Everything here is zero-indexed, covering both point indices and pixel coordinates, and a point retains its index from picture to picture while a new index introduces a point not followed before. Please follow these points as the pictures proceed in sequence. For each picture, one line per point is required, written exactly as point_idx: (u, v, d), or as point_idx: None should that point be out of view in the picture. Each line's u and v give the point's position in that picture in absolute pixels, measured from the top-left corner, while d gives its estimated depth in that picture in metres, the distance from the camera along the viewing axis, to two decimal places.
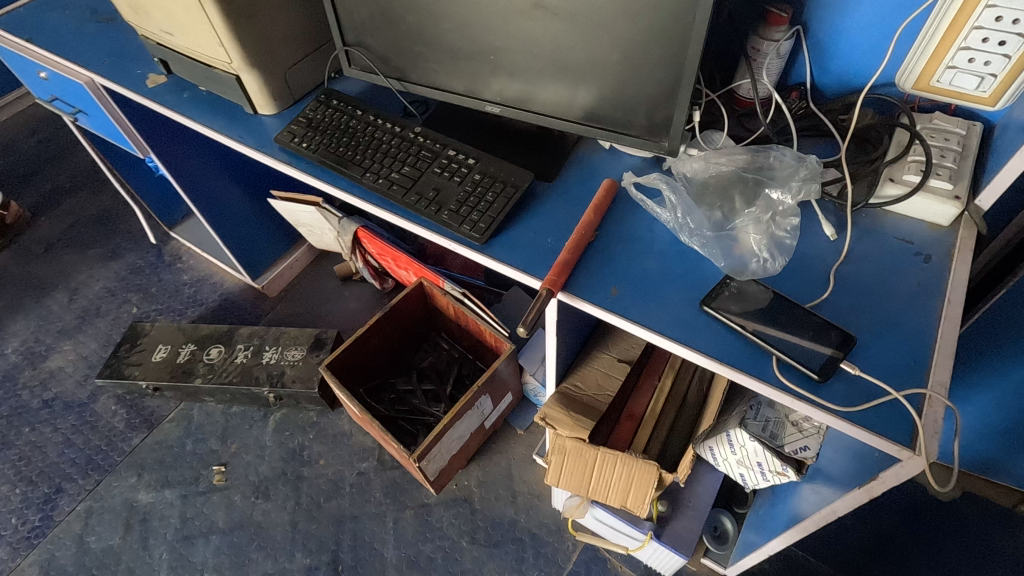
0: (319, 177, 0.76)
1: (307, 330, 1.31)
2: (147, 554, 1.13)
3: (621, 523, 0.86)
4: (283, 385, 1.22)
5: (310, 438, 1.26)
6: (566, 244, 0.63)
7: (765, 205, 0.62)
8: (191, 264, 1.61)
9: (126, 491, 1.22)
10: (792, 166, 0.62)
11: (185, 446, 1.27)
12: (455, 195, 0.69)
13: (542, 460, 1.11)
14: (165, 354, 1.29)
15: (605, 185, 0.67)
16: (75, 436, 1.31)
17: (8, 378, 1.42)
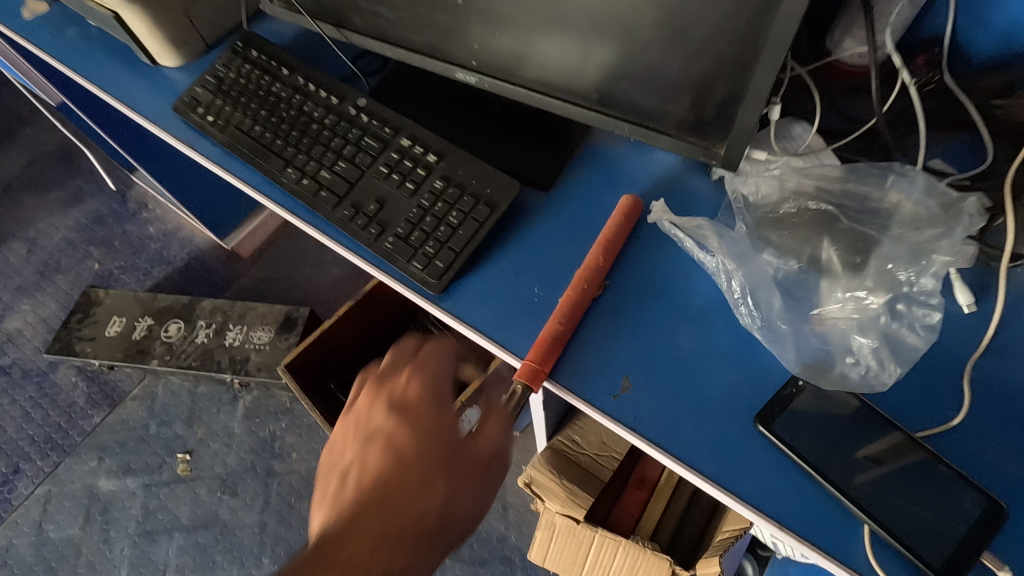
0: (228, 168, 0.55)
1: (276, 306, 1.14)
2: (107, 548, 1.06)
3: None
4: (248, 373, 1.08)
5: (282, 427, 1.13)
6: (559, 305, 0.43)
7: (885, 284, 0.38)
8: (158, 214, 1.42)
9: (86, 477, 1.12)
10: (917, 201, 0.39)
11: (148, 428, 1.16)
12: (404, 213, 0.48)
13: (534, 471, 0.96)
14: (120, 329, 1.14)
15: (621, 206, 0.45)
16: (33, 410, 1.20)
17: None
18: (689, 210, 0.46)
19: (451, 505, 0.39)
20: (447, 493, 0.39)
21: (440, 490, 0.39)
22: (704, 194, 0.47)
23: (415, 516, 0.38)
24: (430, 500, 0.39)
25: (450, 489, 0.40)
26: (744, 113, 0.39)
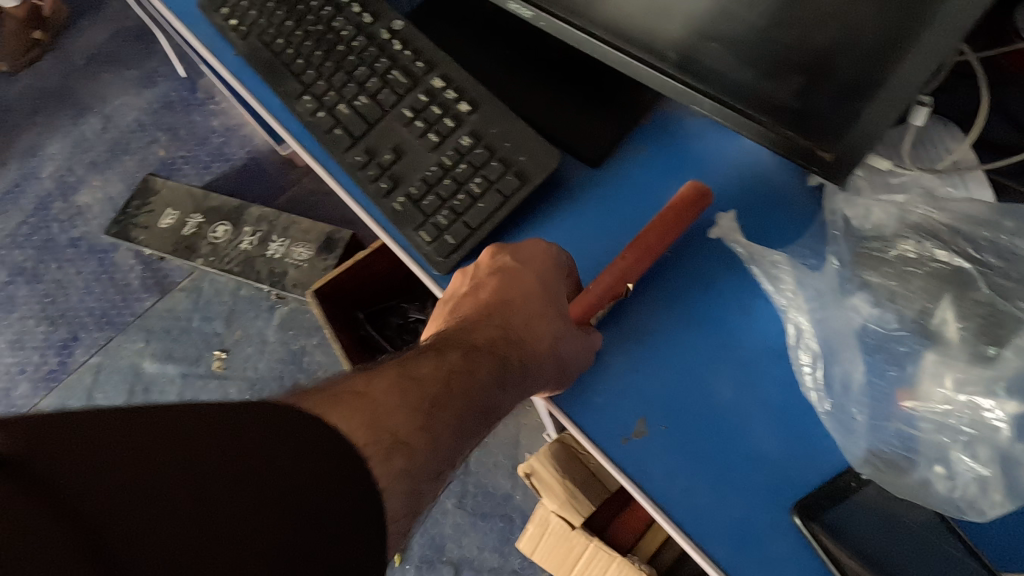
0: (245, 85, 0.48)
1: (320, 223, 1.11)
2: None
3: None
4: (284, 287, 1.07)
5: (313, 343, 1.15)
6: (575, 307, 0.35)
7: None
8: (224, 108, 1.41)
9: (134, 355, 1.19)
10: None
11: (192, 320, 1.20)
12: (421, 170, 0.40)
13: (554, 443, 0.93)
14: (172, 222, 1.16)
15: (681, 195, 0.35)
16: (93, 284, 1.27)
17: (42, 205, 1.38)
18: (771, 224, 0.36)
19: (562, 359, 0.33)
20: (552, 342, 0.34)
21: (550, 330, 0.33)
22: (791, 203, 0.37)
23: (527, 348, 0.33)
24: (544, 343, 0.33)
25: (561, 332, 0.34)
26: (867, 119, 0.29)
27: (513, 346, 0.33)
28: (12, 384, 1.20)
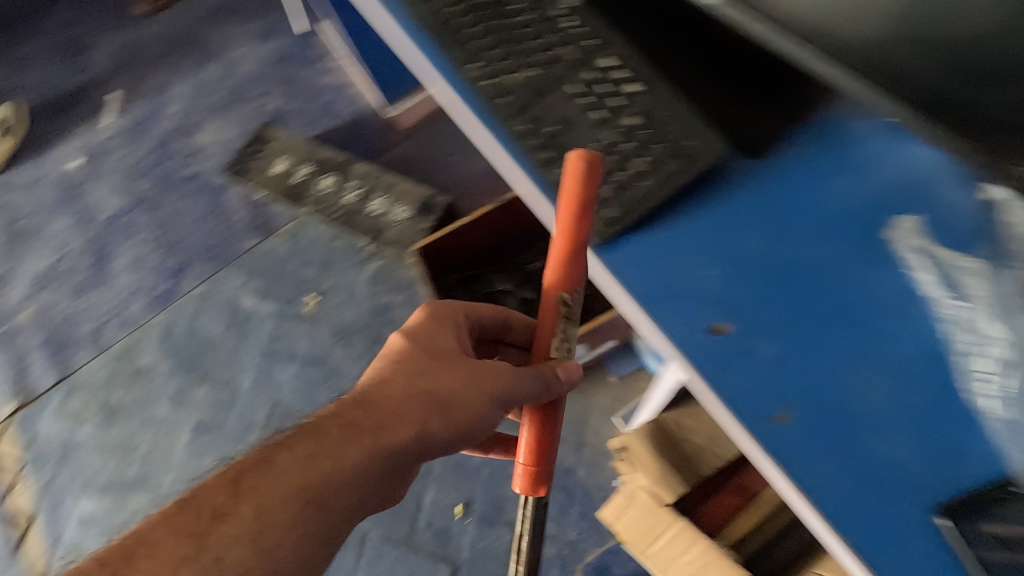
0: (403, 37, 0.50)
1: (421, 187, 1.16)
2: (239, 354, 1.22)
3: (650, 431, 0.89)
4: (382, 243, 1.12)
5: (399, 300, 1.21)
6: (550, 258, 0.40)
7: None
8: (333, 67, 1.48)
9: (235, 290, 1.28)
10: None
11: (290, 264, 1.28)
12: (583, 144, 0.42)
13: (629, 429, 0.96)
14: (283, 169, 1.24)
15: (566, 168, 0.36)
16: (203, 220, 1.37)
17: (163, 142, 1.49)
18: (943, 234, 0.38)
19: (413, 408, 0.45)
20: (431, 408, 0.45)
21: (393, 393, 0.45)
22: (945, 220, 0.38)
23: (377, 412, 0.44)
24: (389, 404, 0.45)
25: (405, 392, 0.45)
26: None
27: (370, 415, 0.44)
28: (126, 302, 1.33)
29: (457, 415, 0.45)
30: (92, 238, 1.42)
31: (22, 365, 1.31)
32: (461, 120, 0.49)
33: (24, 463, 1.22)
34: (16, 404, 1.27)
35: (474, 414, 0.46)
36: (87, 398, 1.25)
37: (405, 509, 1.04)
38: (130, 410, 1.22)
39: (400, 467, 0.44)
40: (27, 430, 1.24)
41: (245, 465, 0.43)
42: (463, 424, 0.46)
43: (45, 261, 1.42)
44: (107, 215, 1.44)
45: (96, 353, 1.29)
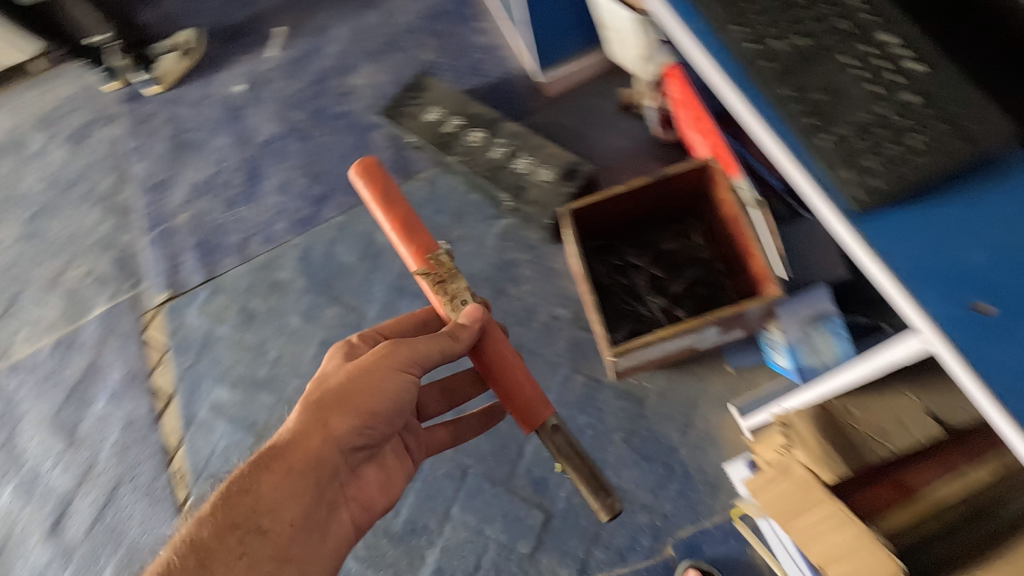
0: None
1: (566, 153, 1.20)
2: (369, 284, 1.31)
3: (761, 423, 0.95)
4: (523, 201, 1.16)
5: (525, 259, 1.25)
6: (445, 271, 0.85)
7: None
8: (487, 28, 1.52)
9: (371, 224, 1.37)
10: None
11: (425, 209, 1.35)
12: (854, 115, 0.50)
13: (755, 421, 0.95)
14: (434, 118, 1.29)
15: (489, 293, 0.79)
16: (349, 155, 1.46)
17: (319, 79, 1.59)
18: None
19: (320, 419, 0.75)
20: (329, 412, 0.74)
21: (303, 419, 0.75)
22: None
23: (299, 431, 0.74)
24: (306, 423, 0.75)
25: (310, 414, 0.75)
26: None
27: (296, 432, 0.74)
28: (272, 220, 1.44)
29: (351, 401, 0.75)
30: (247, 158, 1.54)
31: (176, 262, 1.45)
32: (714, 84, 0.53)
33: (170, 347, 1.35)
34: (168, 295, 1.41)
35: (359, 398, 0.75)
36: (228, 300, 1.37)
37: (508, 454, 1.11)
38: (266, 317, 1.33)
39: (322, 449, 0.74)
40: (175, 319, 1.38)
41: (226, 495, 0.71)
42: (354, 404, 0.75)
43: (204, 172, 1.56)
44: (262, 138, 1.56)
45: (241, 262, 1.41)
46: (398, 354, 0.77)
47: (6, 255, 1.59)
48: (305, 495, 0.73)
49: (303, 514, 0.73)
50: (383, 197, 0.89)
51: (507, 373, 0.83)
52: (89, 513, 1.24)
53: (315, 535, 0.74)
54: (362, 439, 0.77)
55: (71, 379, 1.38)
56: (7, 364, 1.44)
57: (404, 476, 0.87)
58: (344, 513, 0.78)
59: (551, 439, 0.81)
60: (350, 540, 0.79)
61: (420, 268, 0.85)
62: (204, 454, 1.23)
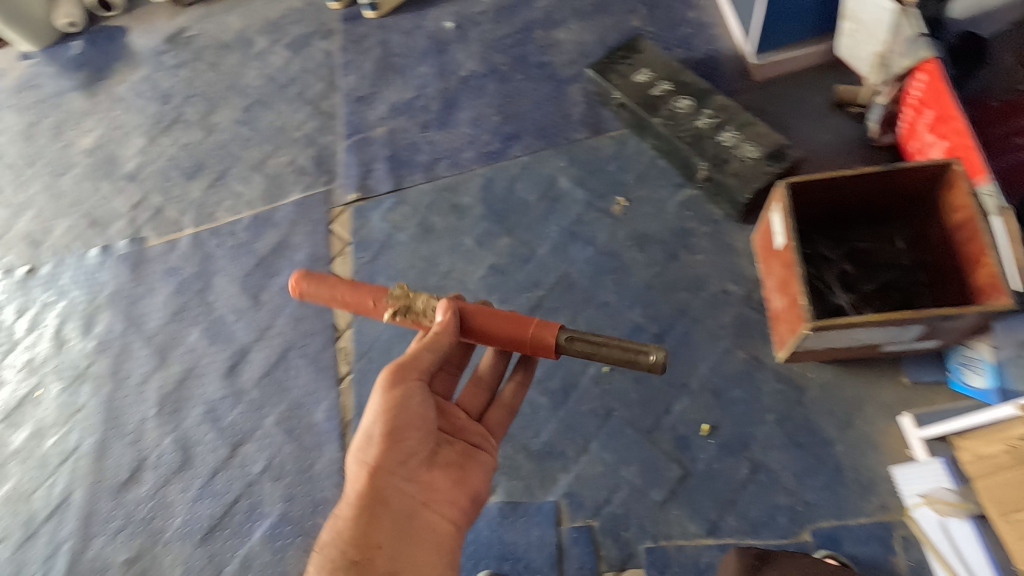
0: None
1: (775, 136, 1.20)
2: (544, 224, 1.38)
3: (976, 424, 0.91)
4: (722, 172, 1.18)
5: (703, 231, 1.27)
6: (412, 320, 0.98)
7: None
8: (702, 6, 1.54)
9: (554, 170, 1.44)
10: None
11: (610, 165, 1.40)
12: None
13: (944, 428, 0.95)
14: (644, 79, 1.33)
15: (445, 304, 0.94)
16: (544, 103, 1.53)
17: (526, 28, 1.67)
18: None
19: (358, 460, 0.89)
20: (362, 455, 0.89)
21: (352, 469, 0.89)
22: None
23: (354, 477, 0.89)
24: (353, 471, 0.89)
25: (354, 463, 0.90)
26: None
27: (352, 481, 0.89)
28: (461, 149, 1.54)
29: (374, 436, 0.88)
30: (446, 89, 1.65)
31: (368, 169, 1.59)
32: None
33: (352, 242, 1.49)
34: (357, 196, 1.55)
35: (378, 427, 0.88)
36: (410, 212, 1.49)
37: (655, 407, 1.15)
38: (443, 233, 1.44)
39: (375, 482, 0.88)
40: (360, 219, 1.52)
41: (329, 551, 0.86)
42: (376, 433, 0.88)
43: (404, 95, 1.68)
44: (461, 73, 1.66)
45: (427, 181, 1.52)
46: (391, 375, 0.89)
47: (222, 136, 1.80)
48: (378, 521, 0.87)
49: (386, 536, 0.86)
50: (319, 295, 0.99)
51: (502, 329, 0.92)
52: (261, 366, 1.40)
53: (408, 546, 0.87)
54: (403, 457, 0.89)
55: (261, 251, 1.55)
56: (209, 227, 1.64)
57: (476, 468, 0.97)
58: (432, 518, 0.90)
59: (573, 350, 0.87)
60: (447, 536, 0.91)
61: (387, 313, 0.96)
62: (368, 340, 1.36)
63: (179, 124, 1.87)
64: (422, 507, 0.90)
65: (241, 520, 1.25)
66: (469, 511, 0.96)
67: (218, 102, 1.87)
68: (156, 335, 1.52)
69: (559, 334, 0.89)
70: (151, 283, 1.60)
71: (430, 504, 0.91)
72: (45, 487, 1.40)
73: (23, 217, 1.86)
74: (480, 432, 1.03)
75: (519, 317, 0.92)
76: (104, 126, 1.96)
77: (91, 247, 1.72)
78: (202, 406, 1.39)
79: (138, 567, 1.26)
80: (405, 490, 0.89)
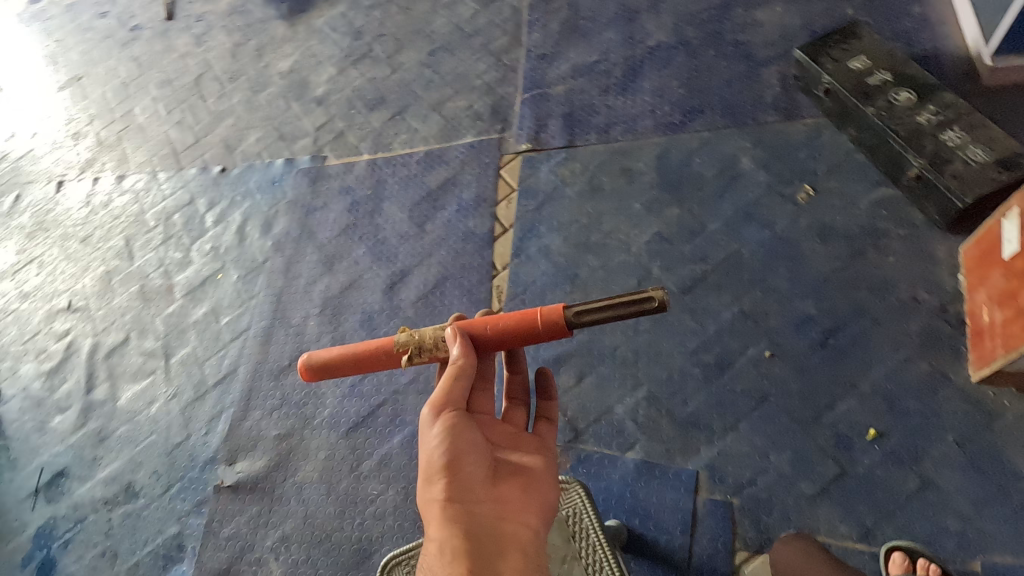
0: None
1: (1008, 142, 1.11)
2: (719, 201, 1.36)
3: None
4: (940, 171, 1.11)
5: (897, 234, 1.21)
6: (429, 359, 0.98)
7: None
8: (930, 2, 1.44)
9: (737, 148, 1.40)
10: None
11: (799, 152, 1.35)
12: None
13: None
14: (860, 66, 1.28)
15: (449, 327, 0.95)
16: (734, 82, 1.50)
17: (724, 6, 1.64)
18: None
19: (426, 498, 0.86)
20: (426, 492, 0.86)
21: (424, 511, 0.86)
22: None
23: (427, 516, 0.85)
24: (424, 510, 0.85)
25: (423, 503, 0.86)
26: None
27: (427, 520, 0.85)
28: (640, 116, 1.54)
29: (431, 469, 0.86)
30: (631, 56, 1.66)
31: (542, 122, 1.63)
32: None
33: (518, 189, 1.54)
34: (528, 147, 1.60)
35: (434, 460, 0.86)
36: (580, 168, 1.51)
37: (817, 400, 1.11)
38: (611, 195, 1.45)
39: (445, 511, 0.83)
40: (529, 169, 1.56)
41: None
42: (434, 464, 0.86)
43: (587, 57, 1.70)
44: (649, 42, 1.66)
45: (601, 142, 1.54)
46: (428, 410, 0.89)
47: (406, 75, 1.91)
48: (461, 547, 0.80)
49: (473, 557, 0.79)
50: (335, 370, 1.00)
51: (513, 329, 0.92)
52: (419, 288, 1.49)
53: (497, 561, 0.79)
54: (466, 480, 0.85)
55: (431, 185, 1.64)
56: (385, 156, 1.76)
57: (540, 474, 0.92)
58: (514, 528, 0.84)
59: (585, 323, 0.87)
60: (532, 543, 0.83)
61: (403, 359, 0.96)
62: (524, 283, 1.40)
63: (367, 60, 2.00)
64: (499, 521, 0.84)
65: (384, 422, 1.35)
66: (547, 518, 0.89)
67: (405, 43, 1.99)
68: (326, 244, 1.66)
69: (565, 313, 0.89)
70: (327, 198, 1.74)
71: (506, 517, 0.85)
72: (217, 358, 1.58)
73: (222, 124, 2.08)
74: (534, 442, 0.99)
75: (522, 315, 0.92)
76: (300, 53, 2.14)
77: (277, 158, 1.90)
78: (360, 315, 1.51)
79: (288, 443, 1.39)
80: (477, 510, 0.84)
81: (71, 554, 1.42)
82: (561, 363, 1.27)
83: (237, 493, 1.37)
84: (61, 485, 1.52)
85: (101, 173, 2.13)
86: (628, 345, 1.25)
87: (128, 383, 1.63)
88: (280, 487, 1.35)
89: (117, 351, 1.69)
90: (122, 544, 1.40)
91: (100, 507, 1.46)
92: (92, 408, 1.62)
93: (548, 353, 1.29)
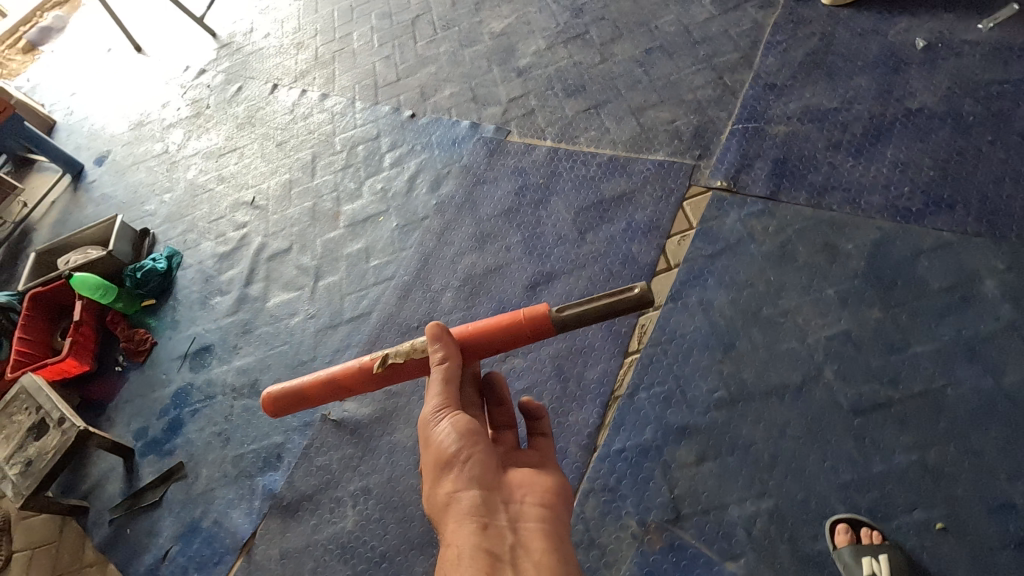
0: None
1: None
2: (937, 320, 1.13)
3: None
4: None
5: None
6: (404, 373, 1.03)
7: None
8: None
9: (984, 265, 1.15)
10: None
11: None
12: None
13: None
14: None
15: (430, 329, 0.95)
16: (1007, 183, 1.22)
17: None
18: None
19: (442, 498, 0.80)
20: (441, 491, 0.80)
21: (440, 514, 0.80)
22: None
23: (445, 517, 0.79)
24: (443, 508, 0.80)
25: (439, 507, 0.80)
26: None
27: (445, 521, 0.79)
28: (869, 189, 1.31)
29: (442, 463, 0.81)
30: (880, 114, 1.41)
31: (748, 161, 1.45)
32: None
33: (697, 228, 1.40)
34: (723, 185, 1.43)
35: (443, 453, 0.82)
36: (775, 227, 1.33)
37: None
38: (802, 268, 1.26)
39: (463, 503, 0.78)
40: (717, 209, 1.41)
41: None
42: (443, 458, 0.81)
43: (825, 101, 1.48)
44: (909, 103, 1.40)
45: (810, 204, 1.34)
46: (428, 408, 0.86)
47: (614, 67, 1.80)
48: (485, 540, 0.74)
49: (498, 550, 0.73)
50: (308, 393, 1.06)
51: (496, 331, 0.96)
52: (562, 297, 1.44)
53: (522, 549, 0.74)
54: (480, 466, 0.81)
55: (605, 193, 1.55)
56: (569, 147, 1.69)
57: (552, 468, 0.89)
58: (536, 511, 0.79)
59: (567, 322, 0.92)
60: (556, 526, 0.79)
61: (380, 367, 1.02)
62: (672, 332, 1.27)
63: (579, 41, 1.91)
64: (520, 508, 0.79)
65: None
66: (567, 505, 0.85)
67: (623, 33, 1.87)
68: (484, 221, 1.64)
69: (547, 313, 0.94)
70: (499, 173, 1.72)
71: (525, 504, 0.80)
72: (358, 295, 1.66)
73: (424, 70, 2.12)
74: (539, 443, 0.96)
75: (502, 318, 0.97)
76: (516, 16, 2.10)
77: (464, 118, 1.90)
78: (495, 303, 1.49)
79: (394, 402, 1.43)
80: (494, 499, 0.79)
81: (195, 423, 1.60)
82: (685, 436, 1.15)
83: (339, 430, 1.45)
84: (204, 358, 1.72)
85: (309, 86, 2.29)
86: (768, 446, 1.10)
87: (278, 290, 1.77)
88: (376, 440, 1.40)
89: (278, 257, 1.84)
90: (236, 433, 1.54)
91: (227, 392, 1.62)
92: (246, 300, 1.79)
93: (674, 419, 1.18)
